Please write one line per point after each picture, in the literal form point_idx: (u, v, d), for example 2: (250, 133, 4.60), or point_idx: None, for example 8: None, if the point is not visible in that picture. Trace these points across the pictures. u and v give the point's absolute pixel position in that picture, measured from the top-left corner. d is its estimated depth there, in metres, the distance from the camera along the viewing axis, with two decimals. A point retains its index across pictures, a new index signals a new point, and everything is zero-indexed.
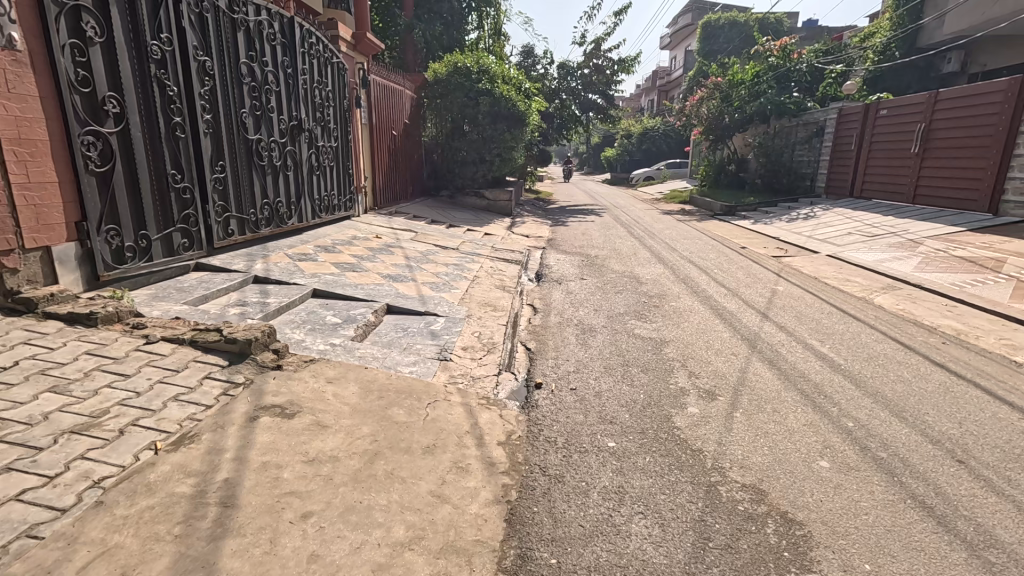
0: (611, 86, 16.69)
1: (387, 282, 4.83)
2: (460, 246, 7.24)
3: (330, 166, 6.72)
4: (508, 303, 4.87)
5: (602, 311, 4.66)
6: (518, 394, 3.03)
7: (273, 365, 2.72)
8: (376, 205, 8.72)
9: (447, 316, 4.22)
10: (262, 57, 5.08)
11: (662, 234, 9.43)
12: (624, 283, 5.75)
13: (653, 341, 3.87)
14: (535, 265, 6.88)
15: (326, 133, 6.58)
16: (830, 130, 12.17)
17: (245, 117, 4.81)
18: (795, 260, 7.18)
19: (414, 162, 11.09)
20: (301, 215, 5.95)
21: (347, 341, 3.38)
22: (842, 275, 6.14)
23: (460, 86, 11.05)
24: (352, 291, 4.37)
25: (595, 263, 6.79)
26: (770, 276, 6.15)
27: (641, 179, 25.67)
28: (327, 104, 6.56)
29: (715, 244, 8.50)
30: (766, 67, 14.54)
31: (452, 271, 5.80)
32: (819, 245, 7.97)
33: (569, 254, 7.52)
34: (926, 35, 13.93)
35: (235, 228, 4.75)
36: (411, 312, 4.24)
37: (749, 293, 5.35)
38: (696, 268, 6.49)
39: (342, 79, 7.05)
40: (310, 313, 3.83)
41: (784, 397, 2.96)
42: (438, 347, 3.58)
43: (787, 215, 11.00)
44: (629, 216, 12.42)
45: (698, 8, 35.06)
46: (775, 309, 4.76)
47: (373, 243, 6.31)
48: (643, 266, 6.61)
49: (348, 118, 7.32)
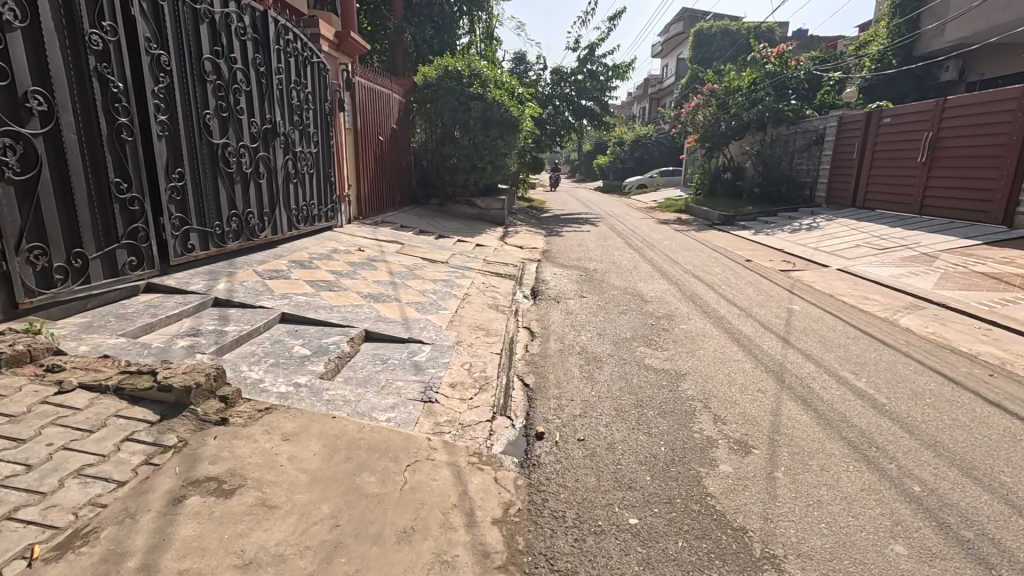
0: (605, 92, 16.33)
1: (368, 303, 4.34)
2: (450, 259, 6.77)
3: (309, 173, 6.23)
4: (502, 326, 4.39)
5: (607, 335, 4.20)
6: (516, 447, 2.55)
7: (216, 420, 2.21)
8: (361, 215, 8.23)
9: (434, 344, 3.74)
10: (230, 53, 4.60)
11: (662, 245, 9.01)
12: (627, 301, 5.30)
13: (668, 373, 3.42)
14: (530, 280, 6.42)
15: (306, 137, 6.10)
16: (829, 138, 11.87)
17: (208, 119, 4.31)
18: (804, 274, 6.80)
19: (402, 169, 10.61)
20: (276, 226, 5.45)
21: (314, 379, 2.88)
22: (858, 292, 5.76)
23: (450, 90, 10.65)
24: (326, 315, 3.87)
25: (594, 278, 6.35)
26: (782, 294, 5.75)
27: (634, 186, 25.42)
28: (306, 106, 6.07)
29: (718, 256, 8.10)
30: (763, 74, 14.34)
31: (441, 288, 5.32)
32: (828, 258, 7.60)
33: (566, 267, 7.06)
34: (923, 43, 13.74)
35: (197, 242, 4.25)
36: (393, 340, 3.75)
37: (764, 314, 4.92)
38: (702, 284, 6.07)
39: (323, 80, 6.58)
40: (276, 344, 3.33)
41: (830, 450, 2.51)
42: (423, 384, 3.09)
43: (789, 225, 10.66)
44: (626, 226, 12.02)
45: (691, 16, 34.99)
46: (795, 333, 4.33)
47: (356, 257, 5.80)
48: (646, 281, 6.18)
49: (330, 122, 6.84)
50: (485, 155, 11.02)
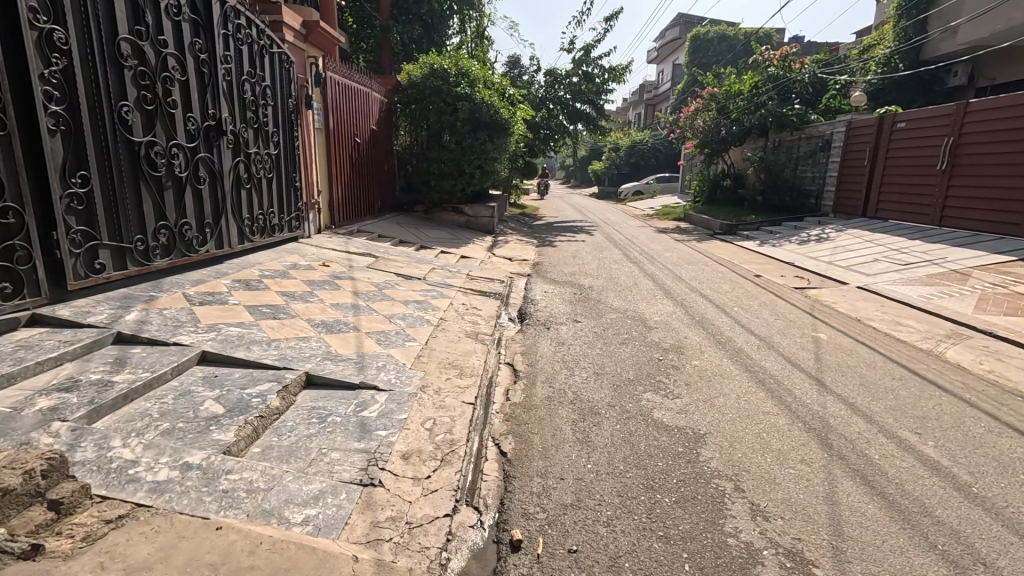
0: (601, 95, 15.69)
1: (317, 334, 3.61)
2: (428, 275, 6.03)
3: (266, 178, 5.49)
4: (479, 363, 3.65)
5: (606, 376, 3.47)
6: (482, 567, 1.82)
7: (23, 549, 1.48)
8: (333, 223, 7.50)
9: (392, 392, 3.02)
10: (158, 35, 3.87)
11: (663, 258, 8.31)
12: (627, 327, 4.61)
13: (685, 435, 2.70)
14: (517, 300, 5.71)
15: (264, 138, 5.40)
16: (837, 143, 11.26)
17: (127, 111, 3.58)
18: (822, 293, 6.14)
19: (384, 174, 9.89)
20: (221, 239, 4.70)
21: (215, 456, 2.13)
22: (888, 316, 5.10)
23: (436, 90, 9.97)
24: (259, 354, 3.13)
25: (590, 297, 5.65)
26: (803, 317, 5.08)
27: (630, 193, 24.83)
28: (263, 102, 5.34)
29: (724, 270, 7.44)
30: (765, 77, 13.75)
31: (413, 311, 4.58)
32: (845, 274, 6.94)
33: (559, 284, 6.33)
34: (931, 46, 13.28)
35: (108, 260, 3.49)
36: (340, 387, 3.01)
37: (788, 345, 4.21)
38: (711, 305, 5.39)
39: (285, 74, 5.86)
40: (181, 398, 2.58)
41: (921, 569, 1.79)
42: (367, 456, 2.35)
43: (797, 236, 10.01)
44: (624, 235, 11.35)
45: (687, 21, 34.51)
46: (829, 372, 3.62)
47: (317, 275, 5.05)
48: (649, 302, 5.45)
49: (294, 121, 6.09)
50: (473, 159, 10.34)
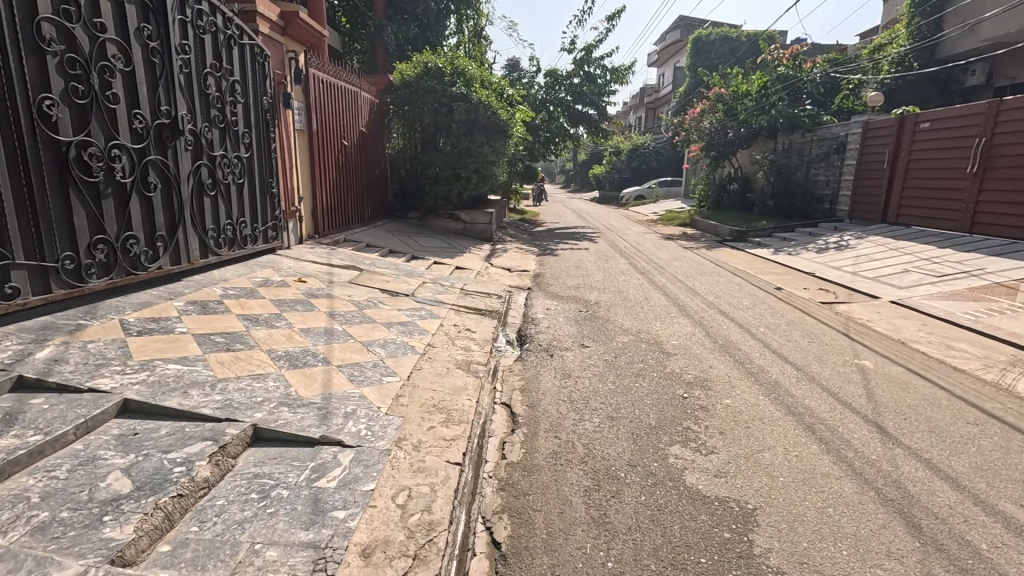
0: (603, 96, 15.15)
1: (277, 371, 3.03)
2: (418, 290, 5.45)
3: (236, 184, 4.92)
4: (470, 405, 3.06)
5: (623, 422, 2.88)
6: None
7: None
8: (317, 232, 6.92)
9: (361, 449, 2.43)
10: (95, 17, 3.30)
11: (673, 269, 7.73)
12: (642, 353, 4.04)
13: (730, 512, 2.10)
14: (516, 318, 5.13)
15: (233, 139, 4.83)
16: (853, 146, 10.72)
17: (50, 106, 3.00)
18: (852, 308, 5.57)
19: (375, 179, 9.33)
20: (178, 254, 4.13)
21: (95, 569, 1.53)
22: (935, 338, 4.52)
23: (431, 90, 9.44)
24: (199, 401, 2.54)
25: (596, 315, 5.07)
26: (839, 339, 4.50)
27: (631, 198, 24.27)
28: (231, 99, 4.77)
29: (741, 282, 6.86)
30: (774, 77, 13.22)
31: (397, 336, 4.00)
32: (874, 287, 6.37)
33: (562, 299, 5.75)
34: (947, 46, 12.81)
35: (23, 283, 2.91)
36: (296, 444, 2.43)
37: (830, 376, 3.63)
38: (734, 325, 4.81)
39: (258, 69, 5.29)
40: (79, 470, 1.98)
41: None
42: (313, 556, 1.75)
43: (813, 243, 9.43)
44: (629, 242, 10.78)
45: (687, 25, 33.83)
46: (887, 414, 3.03)
47: (289, 293, 4.47)
48: (663, 321, 4.87)
49: (270, 121, 5.53)
50: (469, 163, 9.79)
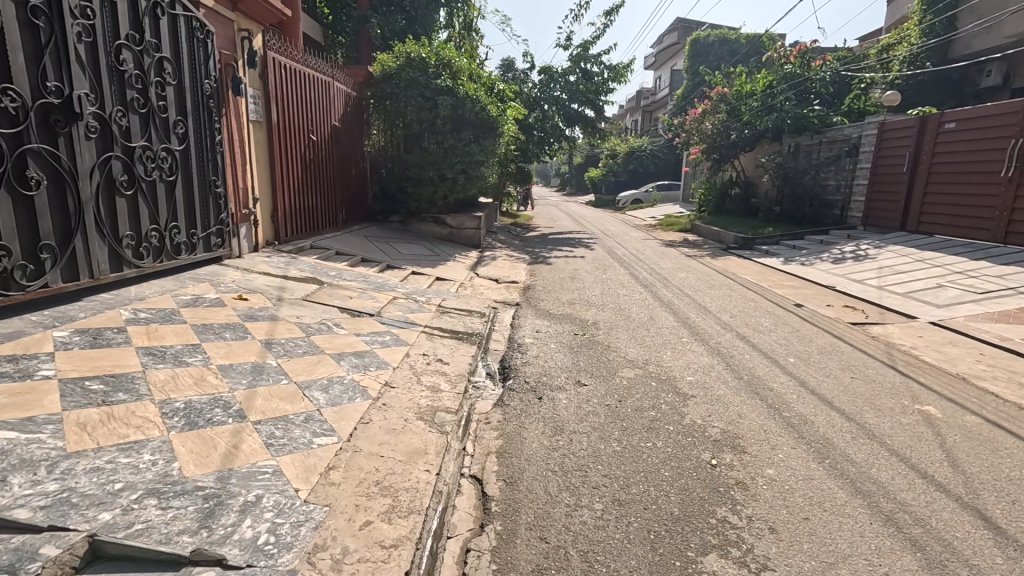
0: (601, 95, 14.40)
1: (163, 436, 2.21)
2: (385, 308, 4.66)
3: (166, 181, 4.12)
4: (427, 480, 2.27)
5: (637, 509, 2.10)
6: None
7: None
8: (278, 238, 6.11)
9: (247, 575, 1.61)
10: None
11: (680, 281, 6.97)
12: (652, 393, 3.29)
13: None
14: (500, 342, 4.36)
15: (159, 128, 4.02)
16: (867, 148, 10.06)
17: None
18: (889, 331, 4.84)
19: (352, 178, 8.52)
20: (74, 267, 3.30)
21: None
22: (1001, 371, 3.78)
23: (414, 82, 8.66)
24: (16, 496, 1.72)
25: (594, 339, 4.32)
26: (885, 371, 3.77)
27: (629, 201, 23.67)
28: (157, 79, 3.97)
29: (757, 297, 6.13)
30: (781, 76, 12.57)
31: (348, 373, 3.20)
32: (907, 305, 5.65)
33: (554, 319, 4.97)
34: (962, 44, 12.27)
35: None
36: (151, 568, 1.60)
37: (892, 430, 2.85)
38: (757, 354, 4.07)
39: (198, 48, 4.49)
40: None
41: None
42: None
43: (827, 253, 8.72)
44: (628, 250, 10.07)
45: (687, 28, 33.08)
46: (987, 494, 2.26)
47: (221, 315, 3.66)
48: (674, 349, 4.10)
49: (214, 110, 4.72)
50: (456, 162, 9.01)
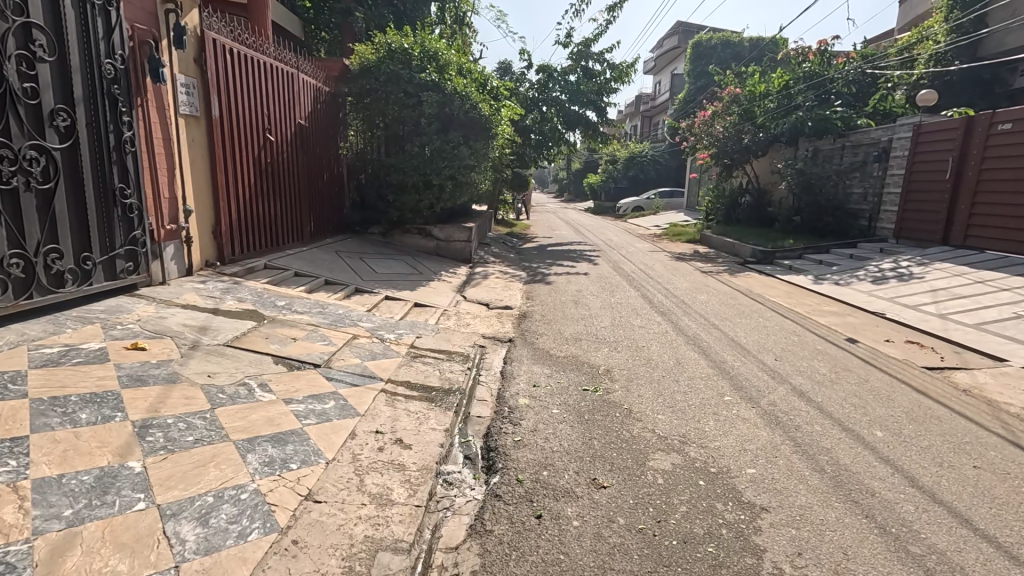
0: (603, 96, 13.44)
1: None
2: (337, 354, 3.60)
3: (38, 189, 3.07)
4: None
5: None
6: None
7: None
8: (221, 258, 5.05)
9: None
10: None
11: (702, 306, 5.93)
12: (703, 502, 2.24)
13: None
14: (486, 401, 3.32)
15: (25, 118, 2.99)
16: (900, 152, 9.09)
17: None
18: (979, 381, 3.82)
19: (324, 185, 7.49)
20: None
21: None
22: None
23: (395, 76, 7.64)
24: None
25: (609, 399, 3.26)
26: (1011, 454, 2.73)
27: (630, 209, 22.77)
28: (21, 51, 2.94)
29: (797, 329, 5.12)
30: (797, 76, 11.66)
31: (252, 478, 2.12)
32: (987, 340, 4.63)
33: (556, 365, 3.91)
34: (994, 40, 11.42)
35: None
36: None
37: None
38: (828, 423, 3.04)
39: (96, 17, 3.48)
40: None
41: None
42: None
43: (863, 270, 7.71)
44: (635, 265, 9.07)
45: (687, 31, 32.27)
46: None
47: (91, 377, 2.60)
48: (718, 417, 3.06)
49: (122, 99, 3.69)
50: (443, 166, 7.99)
